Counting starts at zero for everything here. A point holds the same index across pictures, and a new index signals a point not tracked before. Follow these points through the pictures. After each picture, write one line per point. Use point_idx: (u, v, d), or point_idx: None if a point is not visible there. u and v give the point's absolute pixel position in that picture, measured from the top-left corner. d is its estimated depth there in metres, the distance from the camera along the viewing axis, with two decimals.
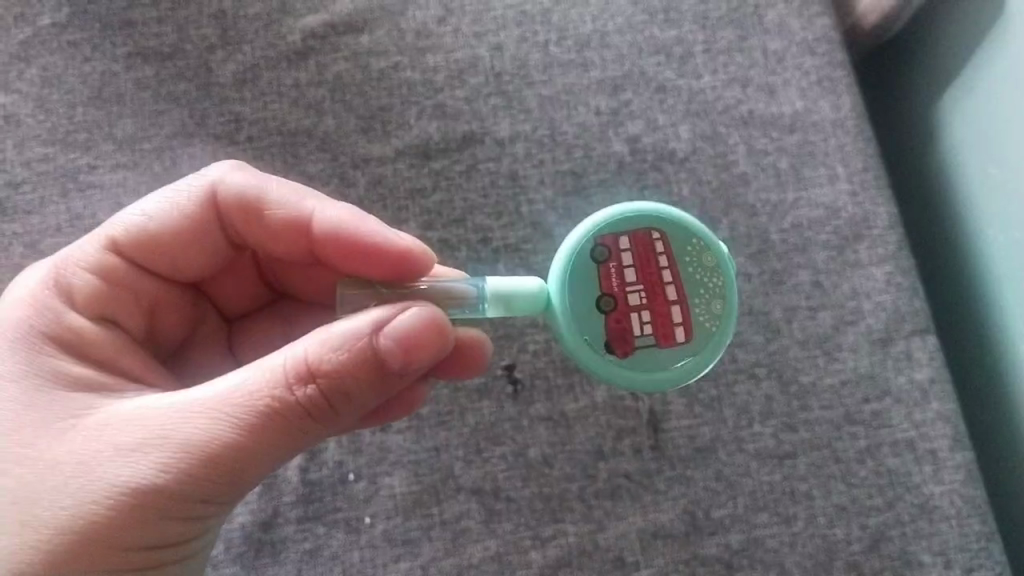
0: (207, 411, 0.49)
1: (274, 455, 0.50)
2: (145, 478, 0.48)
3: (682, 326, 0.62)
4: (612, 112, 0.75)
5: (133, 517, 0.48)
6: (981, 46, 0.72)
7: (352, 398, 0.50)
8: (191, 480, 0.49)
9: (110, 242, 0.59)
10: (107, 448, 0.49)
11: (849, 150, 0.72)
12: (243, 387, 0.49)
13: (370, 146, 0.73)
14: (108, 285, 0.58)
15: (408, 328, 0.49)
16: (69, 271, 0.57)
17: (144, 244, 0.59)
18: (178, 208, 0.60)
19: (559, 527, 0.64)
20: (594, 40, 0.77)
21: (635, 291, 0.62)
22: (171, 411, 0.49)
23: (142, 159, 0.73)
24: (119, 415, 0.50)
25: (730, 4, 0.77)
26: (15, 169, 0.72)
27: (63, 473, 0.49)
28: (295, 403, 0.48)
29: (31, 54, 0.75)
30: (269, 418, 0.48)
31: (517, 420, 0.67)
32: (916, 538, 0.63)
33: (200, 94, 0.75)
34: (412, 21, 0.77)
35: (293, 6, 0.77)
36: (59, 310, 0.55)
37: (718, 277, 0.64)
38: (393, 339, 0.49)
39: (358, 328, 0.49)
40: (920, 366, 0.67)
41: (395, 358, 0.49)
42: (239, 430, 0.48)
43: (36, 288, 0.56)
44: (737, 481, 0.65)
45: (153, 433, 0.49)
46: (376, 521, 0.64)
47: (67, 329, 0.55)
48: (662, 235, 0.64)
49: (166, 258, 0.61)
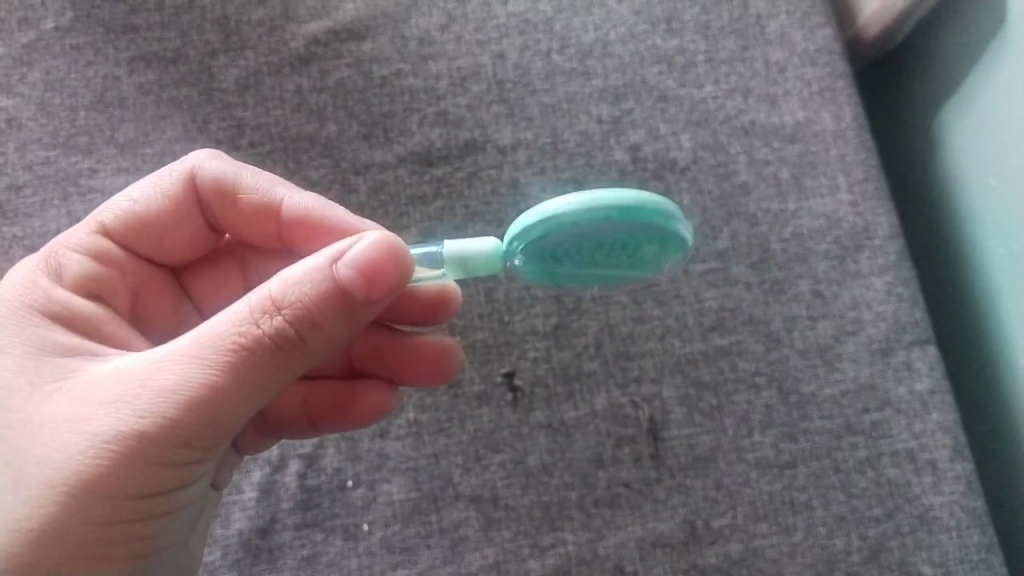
0: (175, 359, 0.47)
1: (249, 400, 0.48)
2: (115, 433, 0.46)
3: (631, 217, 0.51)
4: (613, 121, 0.75)
5: (108, 476, 0.47)
6: (982, 59, 0.73)
7: (321, 334, 0.48)
8: (164, 432, 0.46)
9: (100, 225, 0.60)
10: (83, 405, 0.48)
11: (850, 160, 0.73)
12: (211, 330, 0.46)
13: (372, 153, 0.74)
14: (96, 264, 0.59)
15: (365, 252, 0.46)
16: (60, 255, 0.58)
17: (133, 227, 0.61)
18: (162, 189, 0.61)
19: (558, 535, 0.64)
20: (596, 50, 0.77)
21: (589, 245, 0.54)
22: (142, 364, 0.47)
23: (143, 163, 0.73)
24: (96, 375, 0.49)
25: (732, 15, 0.78)
26: (16, 172, 0.72)
27: (39, 437, 0.48)
28: (261, 342, 0.46)
29: (34, 58, 0.75)
30: (238, 361, 0.46)
31: (516, 428, 0.66)
32: (916, 549, 0.63)
33: (202, 99, 0.75)
34: (415, 28, 0.78)
35: (296, 12, 0.77)
36: (42, 283, 0.56)
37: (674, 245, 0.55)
38: (352, 267, 0.46)
39: (316, 261, 0.47)
40: (920, 376, 0.67)
41: (358, 288, 0.46)
42: (209, 376, 0.46)
43: (29, 271, 0.57)
44: (737, 490, 0.65)
45: (123, 387, 0.47)
46: (374, 528, 0.63)
47: (56, 304, 0.55)
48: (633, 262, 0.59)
49: (152, 240, 0.62)
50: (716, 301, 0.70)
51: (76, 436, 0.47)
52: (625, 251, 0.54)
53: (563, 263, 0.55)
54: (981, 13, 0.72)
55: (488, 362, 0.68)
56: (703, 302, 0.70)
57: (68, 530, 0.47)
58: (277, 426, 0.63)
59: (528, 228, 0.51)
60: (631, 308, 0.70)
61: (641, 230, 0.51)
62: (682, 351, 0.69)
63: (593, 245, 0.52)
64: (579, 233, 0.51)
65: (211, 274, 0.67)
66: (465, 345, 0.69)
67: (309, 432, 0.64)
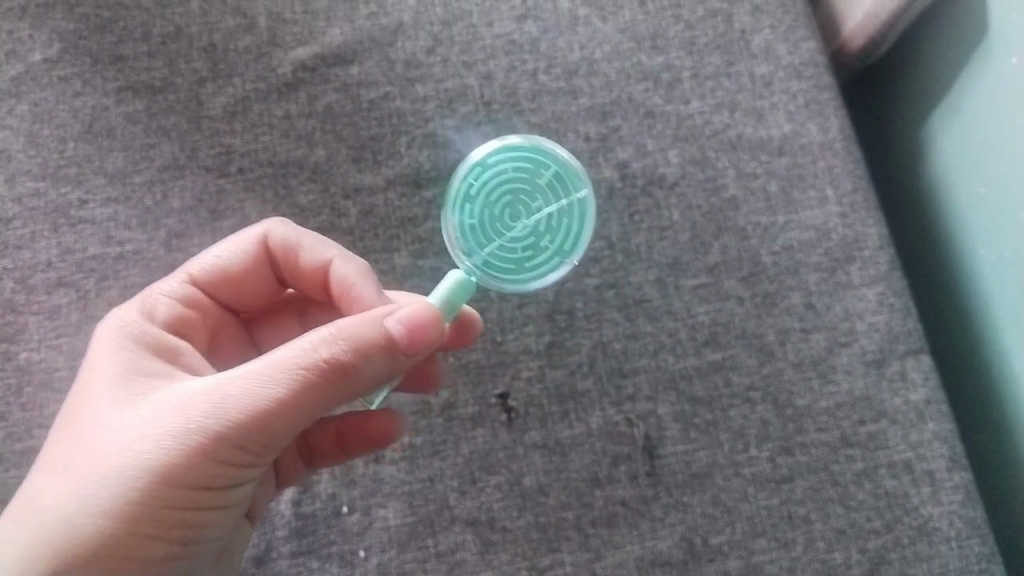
0: (235, 384, 0.49)
1: (291, 431, 0.51)
2: (169, 453, 0.48)
3: (497, 175, 0.68)
4: (601, 139, 0.75)
5: (156, 495, 0.48)
6: (964, 73, 0.73)
7: (365, 378, 0.51)
8: (214, 456, 0.49)
9: (188, 275, 0.62)
10: (151, 421, 0.49)
11: (838, 172, 0.73)
12: (272, 365, 0.49)
13: (361, 176, 0.74)
14: (184, 309, 0.61)
15: (413, 313, 0.51)
16: (155, 297, 0.60)
17: (215, 279, 0.63)
18: (240, 247, 0.63)
19: (556, 556, 0.64)
20: (582, 69, 0.77)
21: (495, 218, 0.67)
22: (197, 388, 0.50)
23: (132, 193, 0.73)
24: (165, 395, 0.50)
25: (717, 30, 0.78)
26: (6, 206, 0.72)
27: (98, 453, 0.49)
28: (311, 380, 0.49)
29: (22, 89, 0.75)
30: (287, 395, 0.48)
31: (512, 449, 0.66)
32: (916, 561, 0.63)
33: (190, 127, 0.75)
34: (401, 51, 0.78)
35: (282, 39, 0.78)
36: (138, 318, 0.57)
37: (543, 190, 0.68)
38: (402, 323, 0.51)
39: (369, 316, 0.51)
40: (915, 387, 0.67)
41: (404, 343, 0.51)
42: (262, 405, 0.48)
43: (127, 309, 0.58)
44: (735, 506, 0.64)
45: (178, 408, 0.49)
46: (370, 554, 0.63)
47: (146, 331, 0.57)
48: (551, 226, 0.67)
49: (230, 289, 0.64)
50: (709, 316, 0.69)
51: (130, 455, 0.49)
52: (529, 196, 0.68)
53: (517, 250, 0.67)
54: (959, 27, 0.73)
55: (481, 383, 0.68)
56: (696, 317, 0.69)
57: (110, 549, 0.48)
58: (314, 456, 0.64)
59: (450, 241, 0.68)
60: (624, 324, 0.69)
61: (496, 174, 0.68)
62: (676, 366, 0.68)
63: (498, 207, 0.67)
64: (474, 212, 0.68)
65: (275, 329, 0.70)
66: (459, 366, 0.68)
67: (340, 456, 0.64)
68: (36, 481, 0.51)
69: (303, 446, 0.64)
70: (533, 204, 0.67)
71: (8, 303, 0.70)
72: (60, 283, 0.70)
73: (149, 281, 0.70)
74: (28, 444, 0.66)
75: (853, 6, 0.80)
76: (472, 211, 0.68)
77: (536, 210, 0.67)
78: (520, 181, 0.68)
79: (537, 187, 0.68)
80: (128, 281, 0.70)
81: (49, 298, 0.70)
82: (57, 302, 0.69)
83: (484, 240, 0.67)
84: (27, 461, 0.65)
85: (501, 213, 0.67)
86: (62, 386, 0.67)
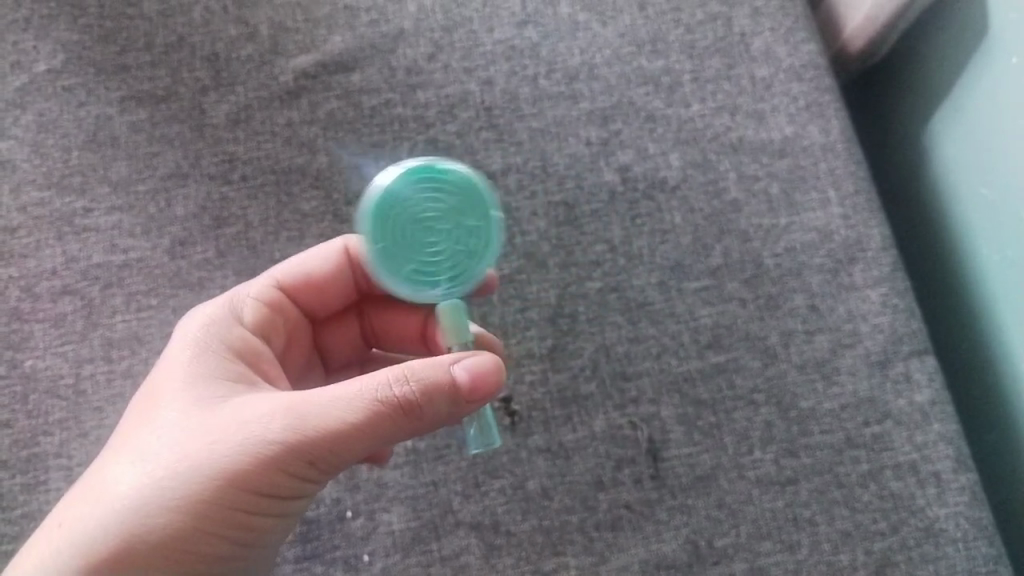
0: (309, 407, 0.49)
1: (350, 460, 0.51)
2: (230, 470, 0.49)
3: (387, 192, 0.52)
4: (602, 143, 0.75)
5: (220, 499, 0.49)
6: (965, 74, 0.73)
7: (427, 419, 0.51)
8: (272, 478, 0.50)
9: (274, 280, 0.63)
10: (221, 429, 0.50)
11: (839, 173, 0.73)
12: (344, 396, 0.49)
13: (363, 182, 0.74)
14: (269, 313, 0.61)
15: (481, 364, 0.50)
16: (241, 298, 0.60)
17: (299, 283, 0.64)
18: (322, 256, 0.64)
19: (560, 560, 0.63)
20: (583, 73, 0.77)
21: (417, 239, 0.52)
22: (267, 407, 0.50)
23: (136, 201, 0.73)
24: (239, 405, 0.51)
25: (717, 33, 0.78)
26: (11, 215, 0.73)
27: (160, 456, 0.50)
28: (378, 418, 0.49)
29: (27, 100, 0.76)
30: (352, 429, 0.49)
31: (515, 453, 0.66)
32: (924, 562, 0.62)
33: (193, 136, 0.75)
34: (403, 58, 0.78)
35: (284, 47, 0.78)
36: (224, 319, 0.58)
37: (441, 190, 0.52)
38: (464, 371, 0.50)
39: (440, 361, 0.50)
40: (919, 387, 0.67)
41: (465, 392, 0.50)
42: (326, 435, 0.49)
43: (212, 308, 0.59)
44: (739, 508, 0.64)
45: (247, 424, 0.50)
46: (374, 559, 0.63)
47: (227, 335, 0.57)
48: (473, 226, 0.53)
49: (311, 294, 0.65)
50: (711, 318, 0.69)
51: (193, 465, 0.49)
52: (439, 190, 0.52)
53: (462, 245, 0.53)
54: (959, 29, 0.73)
55: None
56: (698, 319, 0.69)
57: (168, 546, 0.49)
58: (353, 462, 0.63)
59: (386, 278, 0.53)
60: (626, 328, 0.69)
61: (397, 192, 0.52)
62: (679, 369, 0.68)
63: (413, 228, 0.52)
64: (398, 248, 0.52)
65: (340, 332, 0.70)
66: None
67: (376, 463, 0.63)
68: (96, 470, 0.51)
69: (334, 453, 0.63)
70: (443, 213, 0.52)
71: (13, 312, 0.70)
72: (64, 291, 0.70)
73: (153, 287, 0.70)
74: (33, 451, 0.66)
75: (853, 9, 0.80)
76: (389, 243, 0.52)
77: (450, 194, 0.53)
78: (418, 192, 0.52)
79: (434, 190, 0.52)
80: (132, 288, 0.70)
81: (54, 306, 0.70)
82: (62, 310, 0.70)
83: (428, 262, 0.53)
84: (32, 468, 0.65)
85: (420, 235, 0.52)
86: (67, 394, 0.67)
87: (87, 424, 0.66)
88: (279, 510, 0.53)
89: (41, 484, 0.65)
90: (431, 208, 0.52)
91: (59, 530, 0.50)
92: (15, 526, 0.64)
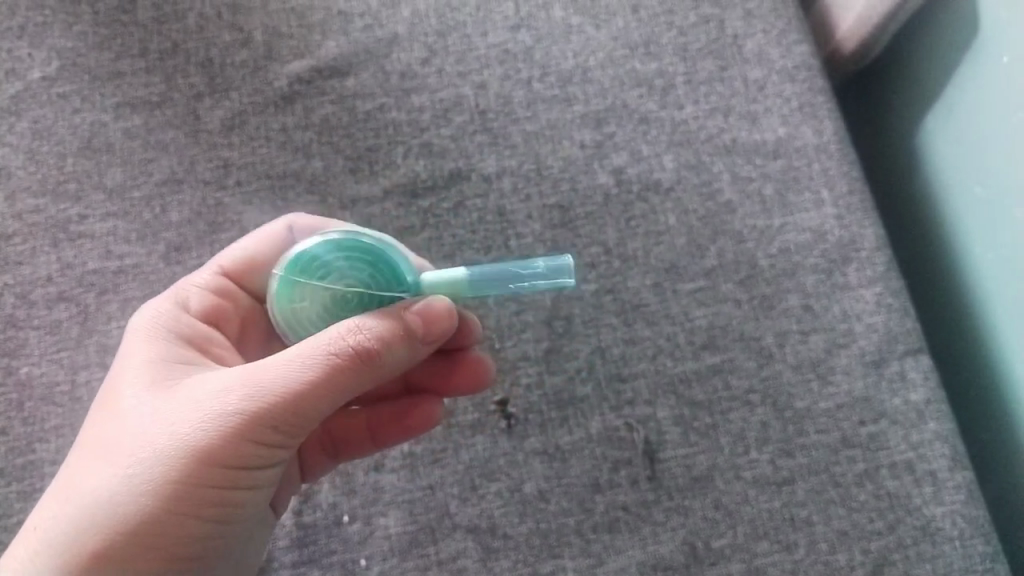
0: (266, 373, 0.49)
1: (315, 421, 0.51)
2: (194, 445, 0.49)
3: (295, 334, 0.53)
4: (596, 145, 0.75)
5: (189, 474, 0.49)
6: (955, 76, 0.74)
7: (386, 367, 0.51)
8: (237, 449, 0.50)
9: (220, 268, 0.62)
10: (182, 409, 0.50)
11: (833, 174, 0.73)
12: (300, 355, 0.49)
13: (358, 187, 0.74)
14: (217, 301, 0.61)
15: (428, 303, 0.51)
16: (189, 290, 0.61)
17: (245, 270, 0.63)
18: (263, 239, 0.63)
19: (557, 563, 0.63)
20: (576, 76, 0.78)
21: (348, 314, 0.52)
22: (221, 379, 0.50)
23: (131, 207, 0.73)
24: (197, 383, 0.51)
25: (710, 36, 0.78)
26: (6, 222, 0.73)
27: (124, 444, 0.50)
28: (335, 370, 0.49)
29: (22, 107, 0.76)
30: (310, 384, 0.49)
31: (512, 455, 0.66)
32: (920, 561, 0.62)
33: (188, 141, 0.75)
34: (397, 63, 0.78)
35: (278, 53, 0.78)
36: (172, 309, 0.59)
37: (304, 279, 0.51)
38: (415, 313, 0.51)
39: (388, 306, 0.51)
40: (914, 387, 0.67)
41: (420, 333, 0.51)
42: (284, 395, 0.49)
43: (160, 301, 0.60)
44: (737, 509, 0.64)
45: (204, 398, 0.50)
46: (371, 563, 0.63)
47: (176, 324, 0.58)
48: (347, 254, 0.51)
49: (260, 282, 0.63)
50: (706, 319, 0.70)
51: (156, 446, 0.49)
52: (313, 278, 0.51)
53: (365, 275, 0.51)
54: (949, 31, 0.74)
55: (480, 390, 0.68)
56: (694, 320, 0.70)
57: (145, 529, 0.49)
58: (341, 450, 0.64)
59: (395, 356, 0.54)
60: (622, 330, 0.69)
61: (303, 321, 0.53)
62: (674, 370, 0.68)
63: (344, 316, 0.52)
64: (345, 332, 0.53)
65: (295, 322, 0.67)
66: None
67: (369, 447, 0.64)
68: (67, 472, 0.52)
69: (328, 441, 0.64)
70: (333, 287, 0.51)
71: (9, 319, 0.70)
72: (60, 298, 0.70)
73: (148, 293, 0.70)
74: (30, 458, 0.66)
75: (846, 11, 0.80)
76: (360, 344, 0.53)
77: (316, 271, 0.51)
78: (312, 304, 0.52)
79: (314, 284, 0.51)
80: (127, 294, 0.70)
81: (50, 313, 0.70)
82: (58, 317, 0.70)
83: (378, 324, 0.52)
84: (28, 475, 0.65)
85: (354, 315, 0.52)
86: (63, 400, 0.67)
87: (83, 430, 0.66)
88: (253, 484, 0.52)
89: (36, 491, 0.65)
90: (328, 297, 0.51)
91: (35, 535, 0.50)
92: (12, 533, 0.64)
